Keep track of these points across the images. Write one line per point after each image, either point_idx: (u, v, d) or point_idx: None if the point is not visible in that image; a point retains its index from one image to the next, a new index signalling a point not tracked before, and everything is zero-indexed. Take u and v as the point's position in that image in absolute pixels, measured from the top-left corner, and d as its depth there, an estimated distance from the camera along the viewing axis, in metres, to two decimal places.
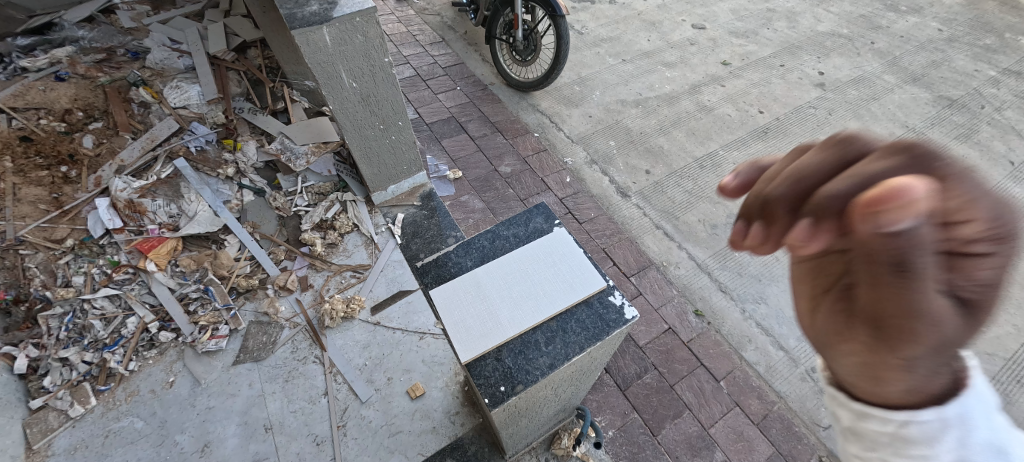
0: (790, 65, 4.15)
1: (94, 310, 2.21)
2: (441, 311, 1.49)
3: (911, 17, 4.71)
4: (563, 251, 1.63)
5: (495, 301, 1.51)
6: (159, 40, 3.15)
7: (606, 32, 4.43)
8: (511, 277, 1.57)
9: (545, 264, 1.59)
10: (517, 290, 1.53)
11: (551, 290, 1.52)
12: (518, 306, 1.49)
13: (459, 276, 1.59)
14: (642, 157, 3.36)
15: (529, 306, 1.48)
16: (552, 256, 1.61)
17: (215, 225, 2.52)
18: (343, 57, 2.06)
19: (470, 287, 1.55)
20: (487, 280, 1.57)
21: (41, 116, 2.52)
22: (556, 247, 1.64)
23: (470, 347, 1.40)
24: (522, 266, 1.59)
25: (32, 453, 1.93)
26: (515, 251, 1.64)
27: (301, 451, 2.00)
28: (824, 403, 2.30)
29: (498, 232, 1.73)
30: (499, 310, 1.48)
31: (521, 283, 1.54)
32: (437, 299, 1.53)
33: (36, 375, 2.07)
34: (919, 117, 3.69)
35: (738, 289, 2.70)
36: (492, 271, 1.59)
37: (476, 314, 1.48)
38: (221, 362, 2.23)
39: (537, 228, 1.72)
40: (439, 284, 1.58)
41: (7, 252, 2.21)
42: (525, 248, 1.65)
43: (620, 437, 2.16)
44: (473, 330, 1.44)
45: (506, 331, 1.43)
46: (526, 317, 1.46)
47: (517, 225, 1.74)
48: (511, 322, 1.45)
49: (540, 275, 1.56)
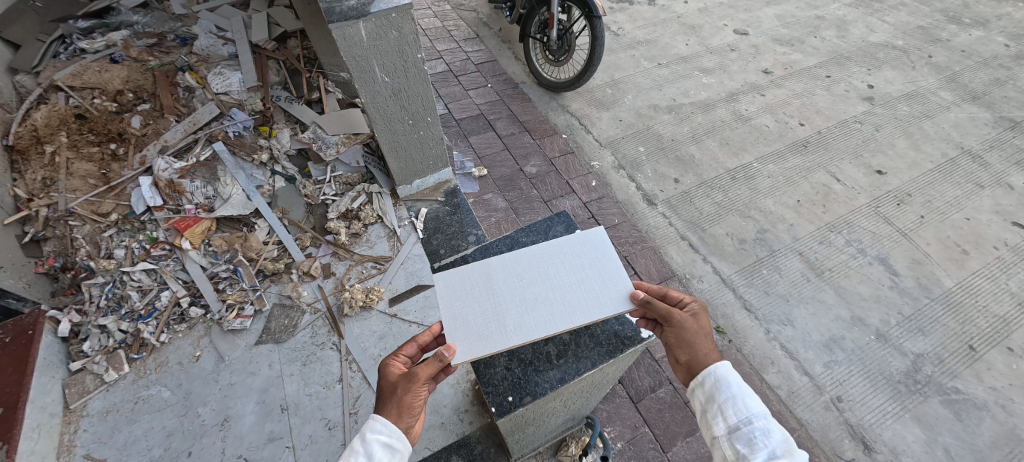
0: (837, 76, 3.96)
1: (132, 282, 2.34)
2: (442, 301, 1.48)
3: (975, 31, 4.41)
4: (597, 254, 1.56)
5: (504, 300, 1.47)
6: (207, 27, 3.26)
7: (644, 34, 4.34)
8: (529, 278, 1.52)
9: (572, 268, 1.53)
10: (533, 293, 1.48)
11: (573, 300, 1.44)
12: (528, 315, 1.42)
13: (473, 274, 1.55)
14: (671, 165, 3.28)
15: (543, 314, 1.42)
16: (582, 259, 1.55)
17: (247, 209, 2.61)
18: (378, 52, 2.09)
19: (481, 287, 1.51)
20: (500, 278, 1.53)
21: (95, 96, 2.67)
22: (590, 249, 1.57)
23: (465, 349, 1.36)
24: (543, 265, 1.55)
25: (69, 412, 2.08)
26: (539, 248, 1.59)
27: (314, 434, 2.05)
28: (848, 436, 2.20)
29: (516, 239, 1.74)
30: (506, 312, 1.43)
31: (538, 285, 1.50)
32: (443, 291, 1.51)
33: (77, 339, 2.22)
34: (977, 138, 3.45)
35: (763, 308, 2.60)
36: (509, 274, 1.54)
37: (479, 311, 1.45)
38: (244, 341, 2.31)
39: (557, 236, 1.73)
40: (450, 277, 1.55)
41: (58, 222, 2.38)
42: (549, 254, 1.58)
43: (629, 450, 2.13)
44: (472, 329, 1.41)
45: (510, 339, 1.37)
46: (535, 326, 1.39)
47: (537, 233, 1.75)
48: (518, 327, 1.39)
49: (564, 280, 1.50)
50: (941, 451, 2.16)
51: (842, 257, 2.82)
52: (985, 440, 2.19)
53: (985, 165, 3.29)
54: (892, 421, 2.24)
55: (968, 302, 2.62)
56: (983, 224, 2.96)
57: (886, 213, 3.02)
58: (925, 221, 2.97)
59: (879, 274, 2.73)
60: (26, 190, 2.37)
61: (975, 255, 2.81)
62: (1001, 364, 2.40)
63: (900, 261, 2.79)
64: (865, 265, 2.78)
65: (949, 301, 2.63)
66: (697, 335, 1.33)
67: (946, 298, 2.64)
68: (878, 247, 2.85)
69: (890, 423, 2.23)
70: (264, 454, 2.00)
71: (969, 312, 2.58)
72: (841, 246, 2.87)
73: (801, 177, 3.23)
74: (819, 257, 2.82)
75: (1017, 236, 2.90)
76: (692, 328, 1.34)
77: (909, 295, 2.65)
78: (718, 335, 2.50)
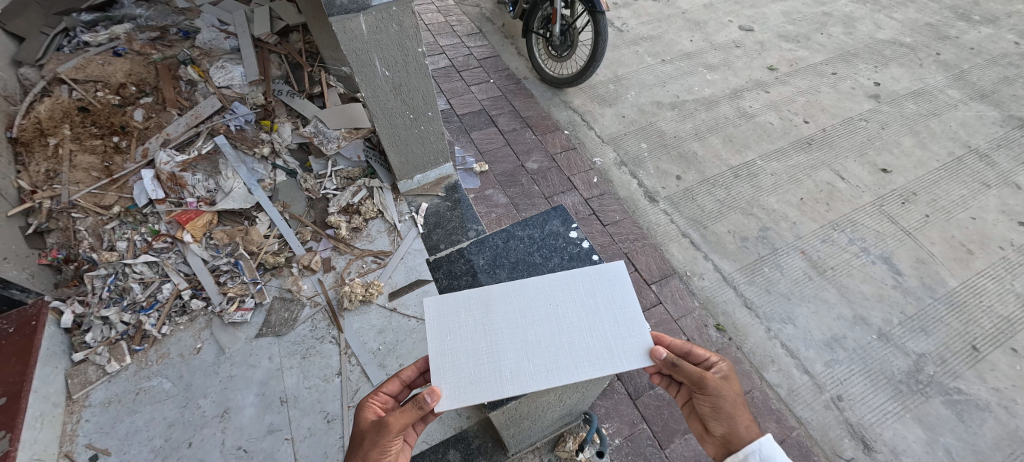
0: (843, 73, 3.92)
1: (134, 274, 2.36)
2: (433, 333, 1.44)
3: (985, 28, 4.35)
4: (610, 297, 1.49)
5: (502, 339, 1.42)
6: (209, 21, 3.26)
7: (648, 30, 4.31)
8: (532, 316, 1.47)
9: (581, 310, 1.46)
10: (534, 335, 1.42)
11: (578, 350, 1.38)
12: (527, 361, 1.37)
13: (473, 304, 1.49)
14: (674, 162, 3.26)
15: (544, 363, 1.36)
16: (593, 302, 1.48)
17: (248, 202, 2.63)
18: (378, 46, 2.09)
19: (479, 320, 1.46)
20: (501, 313, 1.48)
21: (98, 89, 2.68)
22: (603, 290, 1.51)
23: (453, 395, 1.32)
24: (549, 303, 1.49)
25: (72, 401, 2.10)
26: (547, 282, 1.53)
27: (312, 426, 2.06)
28: (848, 435, 2.19)
29: (511, 232, 1.75)
30: (503, 355, 1.39)
31: (541, 326, 1.44)
32: (439, 321, 1.47)
33: (79, 330, 2.24)
34: (984, 137, 3.41)
35: (764, 306, 2.59)
36: (511, 310, 1.48)
37: (473, 349, 1.40)
38: (245, 334, 2.32)
39: (551, 229, 1.74)
40: (447, 304, 1.50)
41: (61, 214, 2.39)
42: (557, 290, 1.51)
43: (626, 447, 2.12)
44: (463, 370, 1.37)
45: (504, 388, 1.32)
46: (533, 376, 1.34)
47: (533, 227, 1.75)
48: (515, 376, 1.34)
49: (570, 324, 1.44)
50: (941, 452, 2.15)
51: (845, 255, 2.79)
52: (987, 441, 2.17)
53: (992, 164, 3.25)
54: (893, 421, 2.23)
55: (972, 302, 2.60)
56: (989, 223, 2.92)
57: (890, 211, 2.99)
58: (930, 221, 2.94)
59: (882, 273, 2.71)
60: (29, 181, 2.38)
61: (980, 255, 2.78)
62: (1005, 364, 2.38)
63: (904, 260, 2.76)
64: (868, 264, 2.76)
65: (953, 301, 2.60)
66: (733, 402, 1.36)
67: (950, 298, 2.61)
68: (882, 246, 2.83)
69: (891, 423, 2.22)
70: (263, 445, 2.02)
71: (973, 313, 2.56)
72: (844, 245, 2.84)
73: (805, 174, 3.20)
74: (822, 255, 2.80)
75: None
76: (728, 395, 1.36)
77: (912, 294, 2.63)
78: (718, 333, 2.49)
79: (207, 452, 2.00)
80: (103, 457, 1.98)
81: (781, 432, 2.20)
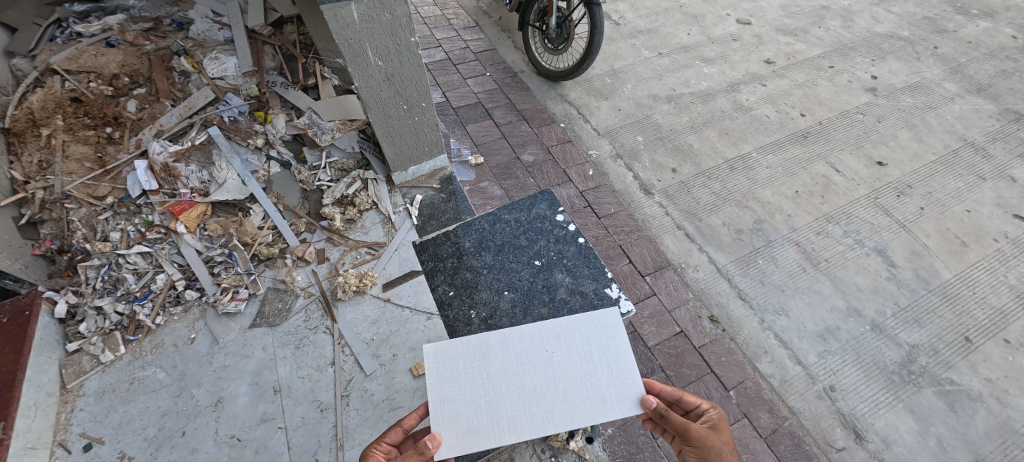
0: (841, 67, 3.91)
1: (128, 264, 2.36)
2: (433, 381, 1.51)
3: (983, 22, 4.34)
4: (605, 344, 1.57)
5: (500, 387, 1.50)
6: (203, 12, 3.20)
7: (645, 24, 4.29)
8: (529, 364, 1.54)
9: (576, 358, 1.54)
10: (531, 383, 1.51)
11: (573, 398, 1.47)
12: (522, 410, 1.46)
13: (472, 350, 1.56)
14: (669, 154, 3.26)
15: (540, 411, 1.46)
16: (588, 349, 1.56)
17: (242, 194, 2.61)
18: (370, 35, 2.08)
19: (477, 367, 1.53)
20: (499, 360, 1.55)
21: (91, 80, 2.68)
22: (598, 337, 1.58)
23: (454, 443, 1.40)
24: (545, 350, 1.57)
25: (66, 391, 2.11)
26: (544, 329, 1.60)
27: (306, 416, 2.07)
28: (839, 425, 2.20)
29: (500, 216, 2.10)
30: (501, 403, 1.47)
31: (537, 374, 1.52)
32: (439, 367, 1.53)
33: (73, 321, 2.24)
34: (981, 130, 3.41)
35: (758, 298, 2.59)
36: (508, 357, 1.56)
37: (473, 397, 1.48)
38: (238, 324, 2.33)
39: (539, 212, 2.10)
40: (446, 349, 1.56)
41: (55, 205, 2.40)
42: (554, 337, 1.59)
43: (619, 436, 2.13)
44: (463, 417, 1.45)
45: (501, 436, 1.42)
46: (530, 425, 1.43)
47: (519, 210, 2.11)
48: (513, 424, 1.44)
49: (566, 372, 1.52)
50: (933, 442, 2.15)
51: (840, 248, 2.80)
52: (978, 431, 2.18)
53: (988, 157, 3.25)
54: (885, 411, 2.23)
55: (966, 294, 2.60)
56: (984, 216, 2.92)
57: (885, 204, 2.99)
58: (925, 213, 2.94)
59: (876, 266, 2.71)
60: (22, 172, 2.37)
61: (974, 247, 2.79)
62: (997, 356, 2.39)
63: (899, 253, 2.76)
64: (863, 256, 2.76)
65: (946, 293, 2.61)
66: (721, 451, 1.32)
67: (943, 289, 2.62)
68: (876, 239, 2.83)
69: (883, 413, 2.23)
70: (257, 434, 2.03)
71: (966, 304, 2.56)
72: (839, 237, 2.85)
73: (801, 167, 3.20)
74: (816, 247, 2.80)
75: (1018, 229, 2.87)
76: (715, 443, 1.33)
77: (906, 286, 2.63)
78: (712, 324, 2.49)
79: (200, 441, 2.01)
80: (97, 446, 1.99)
81: (773, 422, 2.20)
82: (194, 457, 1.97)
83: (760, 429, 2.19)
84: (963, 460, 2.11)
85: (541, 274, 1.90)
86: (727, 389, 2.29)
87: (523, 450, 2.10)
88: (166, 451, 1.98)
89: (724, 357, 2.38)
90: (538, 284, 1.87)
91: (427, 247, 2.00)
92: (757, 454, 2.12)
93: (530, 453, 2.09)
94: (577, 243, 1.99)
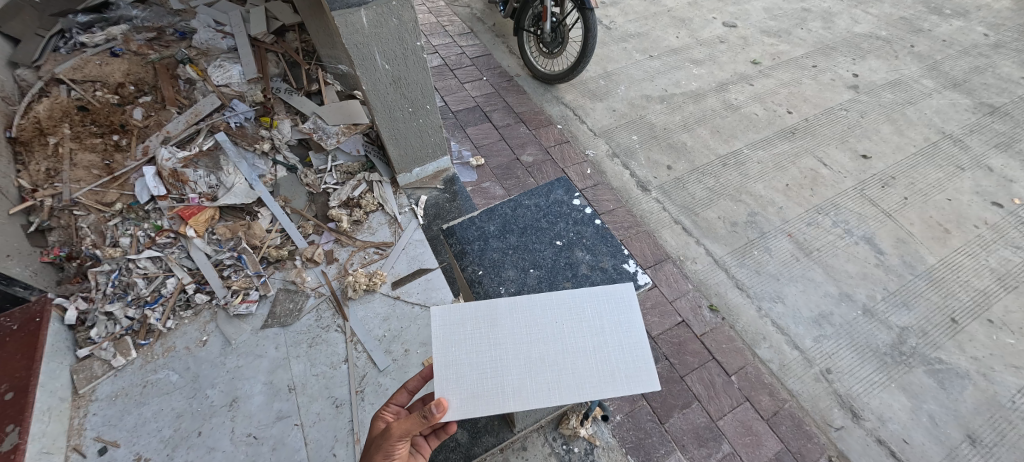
0: (823, 65, 4.07)
1: (138, 269, 2.38)
2: (440, 344, 1.50)
3: (956, 21, 4.55)
4: (617, 320, 1.55)
5: (507, 356, 1.49)
6: (205, 21, 3.27)
7: (634, 28, 4.42)
8: (539, 333, 1.53)
9: (586, 332, 1.53)
10: (539, 352, 1.50)
11: (581, 371, 1.46)
12: (529, 378, 1.45)
13: (480, 316, 1.56)
14: (664, 152, 3.36)
15: (546, 382, 1.44)
16: (601, 324, 1.55)
17: (249, 197, 2.65)
18: (378, 39, 2.16)
19: (485, 333, 1.53)
20: (507, 329, 1.54)
21: (97, 89, 2.71)
22: (610, 313, 1.57)
23: (456, 406, 1.39)
24: (556, 320, 1.55)
25: (79, 396, 2.12)
26: (555, 299, 1.59)
27: (322, 411, 2.11)
28: (837, 405, 2.29)
29: (521, 202, 2.23)
30: (507, 371, 1.46)
31: (547, 345, 1.51)
32: (444, 332, 1.53)
33: (83, 327, 2.26)
34: (958, 123, 3.57)
35: (755, 286, 2.69)
36: (517, 325, 1.55)
37: (478, 363, 1.47)
38: (250, 325, 2.36)
39: (556, 198, 2.24)
40: (453, 312, 1.56)
41: (63, 212, 2.41)
42: (567, 309, 1.58)
43: (628, 422, 2.22)
44: (466, 382, 1.44)
45: (507, 402, 1.40)
46: (535, 395, 1.41)
47: (539, 196, 2.25)
48: (518, 393, 1.42)
49: (575, 344, 1.51)
50: (925, 418, 2.25)
51: (830, 237, 2.91)
52: (967, 406, 2.29)
53: (966, 148, 3.40)
54: (878, 390, 2.33)
55: (950, 278, 2.72)
56: (964, 204, 3.06)
57: (871, 195, 3.12)
58: (909, 203, 3.08)
59: (865, 253, 2.83)
60: (30, 180, 2.40)
61: (957, 233, 2.92)
62: (983, 335, 2.51)
63: (886, 240, 2.88)
64: (852, 244, 2.88)
65: (932, 278, 2.73)
66: None
67: (929, 274, 2.74)
68: (864, 227, 2.95)
69: (877, 392, 2.32)
70: (273, 431, 2.06)
71: (951, 287, 2.68)
72: (828, 227, 2.96)
73: (790, 162, 3.32)
74: (807, 237, 2.91)
75: (996, 215, 3.01)
76: None
77: (894, 272, 2.75)
78: (711, 313, 2.58)
79: (217, 440, 2.03)
80: (112, 449, 2.00)
81: (774, 404, 2.29)
82: (211, 456, 1.99)
83: (763, 411, 2.27)
84: (954, 434, 2.21)
85: (563, 253, 2.01)
86: (728, 374, 2.37)
87: (535, 439, 2.17)
88: (182, 451, 2.00)
89: (725, 344, 2.47)
90: (561, 262, 1.98)
91: (454, 231, 2.10)
92: (760, 435, 2.20)
93: (542, 442, 2.16)
94: (594, 224, 2.13)
